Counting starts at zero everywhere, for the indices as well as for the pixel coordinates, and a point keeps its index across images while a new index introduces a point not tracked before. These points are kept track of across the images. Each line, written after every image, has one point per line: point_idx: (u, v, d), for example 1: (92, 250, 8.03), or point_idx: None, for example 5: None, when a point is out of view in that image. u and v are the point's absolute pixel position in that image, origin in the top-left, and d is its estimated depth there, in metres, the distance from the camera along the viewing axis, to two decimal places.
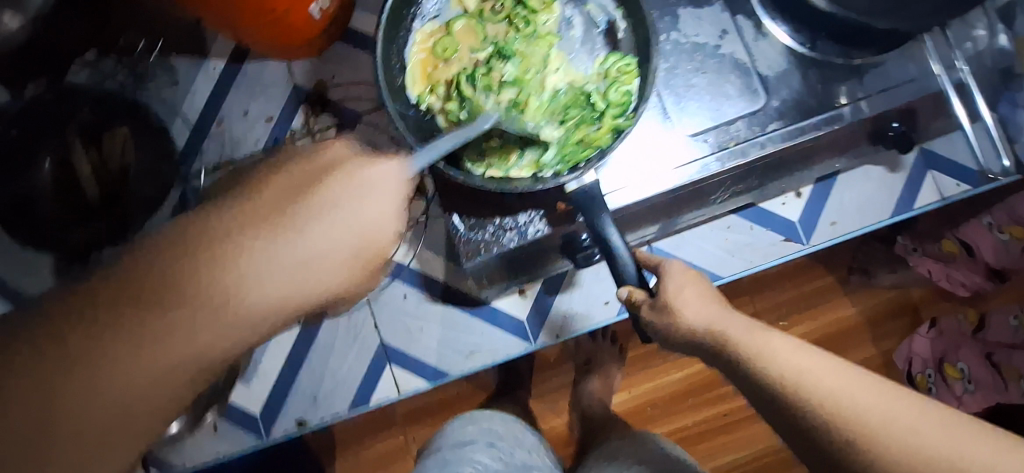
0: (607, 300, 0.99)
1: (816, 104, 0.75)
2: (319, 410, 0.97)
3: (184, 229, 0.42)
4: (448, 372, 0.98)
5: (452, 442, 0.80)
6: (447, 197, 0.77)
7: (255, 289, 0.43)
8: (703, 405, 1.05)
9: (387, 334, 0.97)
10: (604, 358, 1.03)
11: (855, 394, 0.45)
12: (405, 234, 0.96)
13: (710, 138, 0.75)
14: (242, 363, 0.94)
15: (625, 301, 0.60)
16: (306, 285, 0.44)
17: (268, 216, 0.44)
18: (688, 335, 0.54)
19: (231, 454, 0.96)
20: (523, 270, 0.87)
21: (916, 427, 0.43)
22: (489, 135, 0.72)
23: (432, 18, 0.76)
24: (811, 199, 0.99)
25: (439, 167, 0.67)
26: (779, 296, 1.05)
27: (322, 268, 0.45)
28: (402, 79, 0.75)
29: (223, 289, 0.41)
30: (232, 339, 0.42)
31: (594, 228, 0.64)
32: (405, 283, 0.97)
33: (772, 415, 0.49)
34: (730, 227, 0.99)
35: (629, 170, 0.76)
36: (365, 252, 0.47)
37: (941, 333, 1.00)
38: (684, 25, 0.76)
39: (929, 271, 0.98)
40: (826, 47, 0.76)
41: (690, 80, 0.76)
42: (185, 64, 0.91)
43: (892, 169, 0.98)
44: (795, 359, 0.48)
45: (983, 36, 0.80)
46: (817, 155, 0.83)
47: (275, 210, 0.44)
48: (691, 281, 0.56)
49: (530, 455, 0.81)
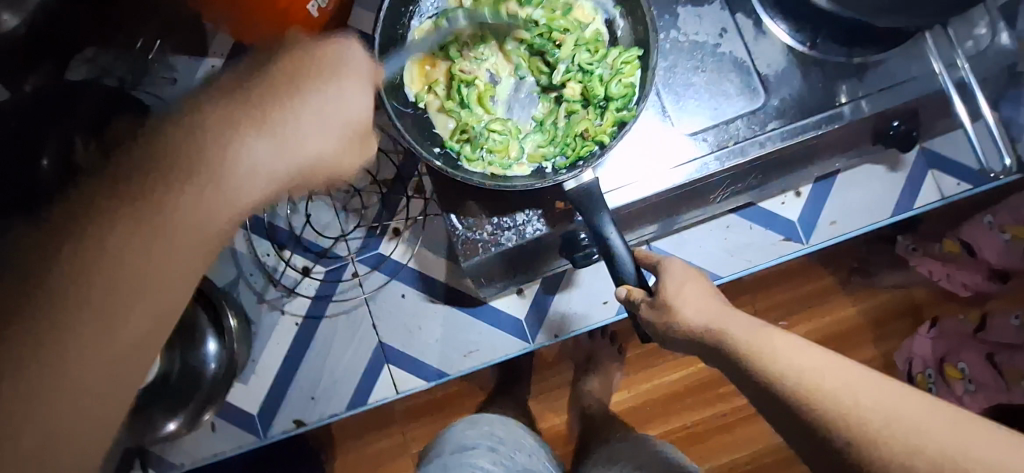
0: (606, 299, 0.99)
1: (817, 103, 0.74)
2: (318, 409, 0.97)
3: (151, 137, 0.42)
4: (447, 371, 0.98)
5: (452, 447, 0.79)
6: (446, 197, 0.76)
7: (258, 173, 0.44)
8: (703, 405, 1.05)
9: (386, 334, 0.97)
10: (603, 358, 1.02)
11: (857, 393, 0.45)
12: (403, 233, 0.96)
13: (710, 137, 0.75)
14: (240, 361, 0.94)
15: (624, 300, 0.61)
16: (302, 149, 0.46)
17: (243, 102, 0.44)
18: (688, 334, 0.53)
19: (230, 453, 0.96)
20: (522, 269, 0.87)
21: (920, 426, 0.43)
22: (489, 132, 0.72)
23: (430, 16, 0.75)
24: (810, 200, 0.99)
25: (436, 165, 0.66)
26: (779, 296, 1.04)
27: (318, 136, 0.47)
28: (400, 78, 0.74)
29: (211, 172, 0.42)
30: (249, 213, 0.44)
31: (593, 227, 0.64)
32: (403, 282, 0.97)
33: (773, 414, 0.49)
34: (730, 226, 0.99)
35: (628, 169, 0.75)
36: (345, 117, 0.48)
37: (941, 334, 1.00)
38: (683, 23, 0.76)
39: (930, 271, 0.97)
40: (828, 45, 0.75)
41: (689, 78, 0.76)
42: (184, 61, 0.93)
43: (893, 168, 0.98)
44: (796, 358, 0.47)
45: (985, 35, 0.79)
46: (818, 154, 0.82)
47: (253, 95, 0.45)
48: (692, 279, 0.56)
49: (530, 458, 0.81)
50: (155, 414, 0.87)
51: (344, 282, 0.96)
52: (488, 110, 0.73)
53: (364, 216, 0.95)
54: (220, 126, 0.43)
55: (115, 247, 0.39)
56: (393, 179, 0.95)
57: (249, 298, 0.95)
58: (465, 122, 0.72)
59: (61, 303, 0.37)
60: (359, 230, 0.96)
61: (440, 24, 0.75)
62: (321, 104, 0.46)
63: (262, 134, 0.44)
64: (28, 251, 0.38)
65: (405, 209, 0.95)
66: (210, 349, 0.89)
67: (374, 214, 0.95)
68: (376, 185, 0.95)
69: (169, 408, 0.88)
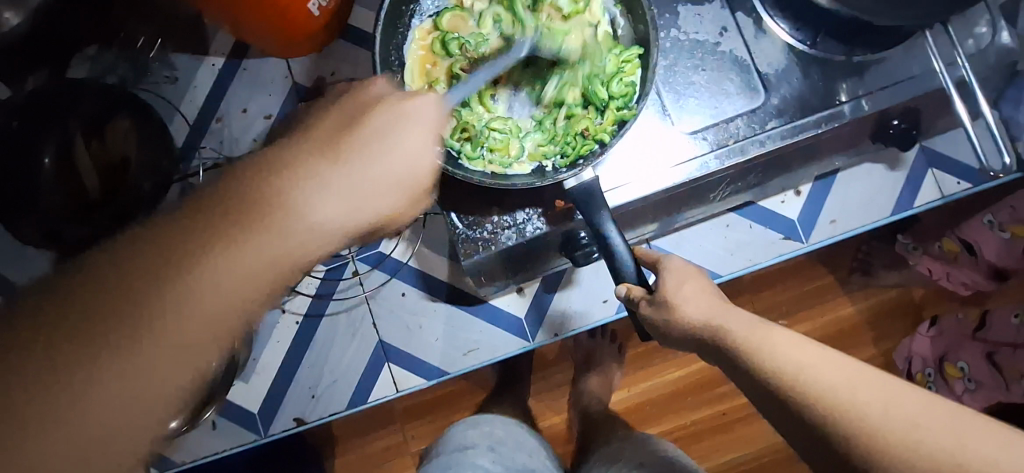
0: (606, 298, 0.99)
1: (817, 102, 0.74)
2: (319, 407, 0.97)
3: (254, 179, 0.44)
4: (447, 369, 0.98)
5: (454, 445, 0.80)
6: (447, 195, 0.76)
7: (314, 231, 0.45)
8: (702, 404, 1.05)
9: (386, 332, 0.97)
10: (603, 357, 1.02)
11: (855, 389, 0.45)
12: (404, 231, 0.96)
13: (710, 136, 0.75)
14: (241, 360, 0.93)
15: (624, 297, 0.61)
16: (319, 234, 0.45)
17: (327, 148, 0.48)
18: (687, 331, 0.54)
19: (231, 451, 0.97)
20: (522, 267, 0.87)
21: (918, 422, 0.43)
22: (489, 130, 0.72)
23: (430, 15, 0.76)
24: (811, 198, 0.99)
25: (436, 163, 0.66)
26: (779, 295, 1.04)
27: (333, 226, 0.46)
28: (401, 76, 0.74)
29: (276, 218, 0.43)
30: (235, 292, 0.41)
31: (593, 226, 0.64)
32: (403, 280, 0.97)
33: (772, 410, 0.49)
34: (730, 225, 0.99)
35: (628, 167, 0.75)
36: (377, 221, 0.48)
37: (941, 332, 1.00)
38: (683, 22, 0.76)
39: (928, 269, 0.99)
40: (828, 44, 0.75)
41: (689, 77, 0.76)
42: (183, 59, 0.91)
43: (892, 167, 0.98)
44: (794, 355, 0.48)
45: (986, 34, 0.79)
46: (818, 152, 0.82)
47: (323, 138, 0.48)
48: (692, 276, 0.57)
49: (531, 457, 0.80)
50: None
51: (344, 281, 0.96)
52: (488, 109, 0.73)
53: None
54: (218, 200, 0.43)
55: (124, 322, 0.38)
56: None
57: None
58: (465, 121, 0.72)
59: (185, 313, 0.40)
60: None
61: (440, 24, 0.75)
62: (381, 156, 0.49)
63: (330, 186, 0.46)
64: (98, 304, 0.38)
65: None
66: None
67: None
68: None
69: None
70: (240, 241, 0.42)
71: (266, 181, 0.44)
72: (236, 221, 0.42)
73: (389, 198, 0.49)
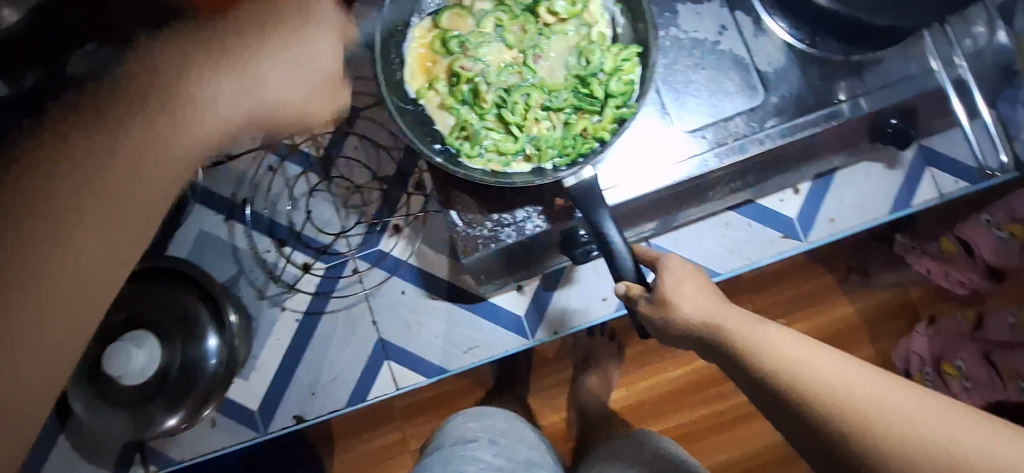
0: (605, 296, 0.99)
1: (815, 101, 0.75)
2: (318, 405, 0.97)
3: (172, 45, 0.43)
4: (446, 367, 0.99)
5: (455, 439, 0.79)
6: (447, 191, 0.76)
7: (209, 109, 0.43)
8: (701, 403, 1.05)
9: (386, 330, 0.97)
10: (603, 355, 1.03)
11: (852, 384, 0.45)
12: (404, 229, 0.96)
13: (708, 135, 0.75)
14: (241, 358, 0.94)
15: (623, 295, 0.61)
16: (224, 113, 0.44)
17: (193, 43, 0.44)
18: (686, 328, 0.54)
19: (230, 448, 0.97)
20: (522, 265, 0.87)
21: (912, 416, 0.43)
22: (489, 130, 0.73)
23: (430, 13, 0.75)
24: (810, 196, 0.99)
25: (437, 161, 0.67)
26: (778, 294, 1.04)
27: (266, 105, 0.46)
28: (401, 73, 0.74)
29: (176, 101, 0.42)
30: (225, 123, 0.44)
31: (592, 223, 0.64)
32: (403, 278, 0.97)
33: (768, 406, 0.49)
34: (729, 224, 0.99)
35: (628, 166, 0.76)
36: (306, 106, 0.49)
37: (939, 332, 1.01)
38: (683, 20, 0.76)
39: (927, 269, 1.00)
40: (828, 43, 0.76)
41: (689, 76, 0.76)
42: None
43: (890, 166, 0.99)
44: (791, 350, 0.48)
45: (983, 34, 0.79)
46: (817, 151, 0.83)
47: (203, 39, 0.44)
48: (691, 275, 0.56)
49: (532, 451, 0.81)
50: (157, 409, 0.87)
51: (344, 279, 0.96)
52: (489, 107, 0.73)
53: (364, 213, 0.96)
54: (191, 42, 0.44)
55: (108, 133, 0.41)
56: (394, 176, 0.95)
57: (250, 294, 0.96)
58: (466, 120, 0.73)
59: (116, 175, 0.41)
60: (359, 226, 0.96)
61: (439, 21, 0.74)
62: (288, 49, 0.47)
63: (220, 73, 0.44)
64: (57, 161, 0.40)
65: (405, 206, 0.96)
66: (211, 344, 0.90)
67: (375, 211, 0.96)
68: (376, 182, 0.96)
69: (170, 403, 0.87)
70: (177, 110, 0.42)
71: (215, 48, 0.44)
72: (121, 110, 0.41)
73: (295, 88, 0.48)
